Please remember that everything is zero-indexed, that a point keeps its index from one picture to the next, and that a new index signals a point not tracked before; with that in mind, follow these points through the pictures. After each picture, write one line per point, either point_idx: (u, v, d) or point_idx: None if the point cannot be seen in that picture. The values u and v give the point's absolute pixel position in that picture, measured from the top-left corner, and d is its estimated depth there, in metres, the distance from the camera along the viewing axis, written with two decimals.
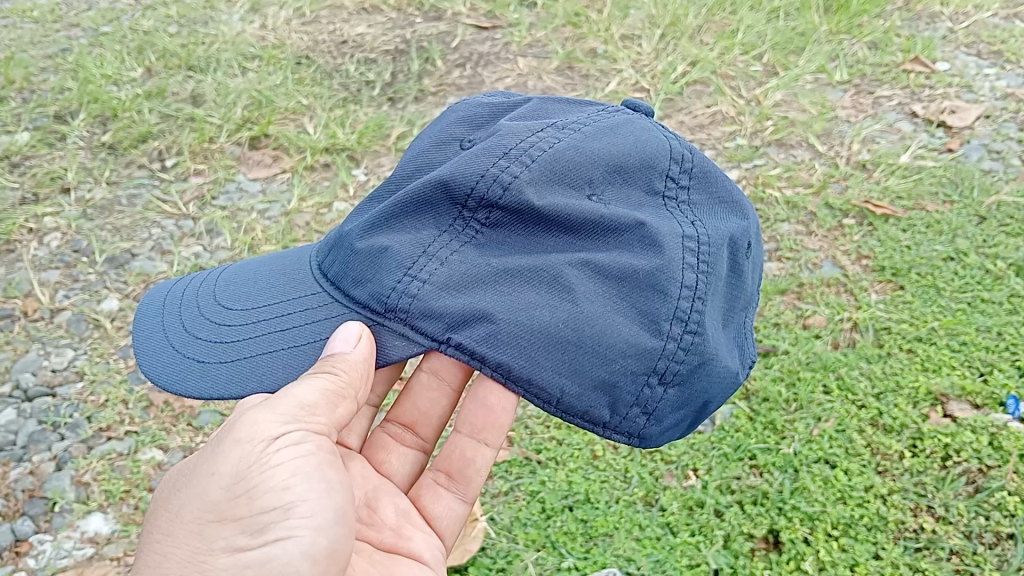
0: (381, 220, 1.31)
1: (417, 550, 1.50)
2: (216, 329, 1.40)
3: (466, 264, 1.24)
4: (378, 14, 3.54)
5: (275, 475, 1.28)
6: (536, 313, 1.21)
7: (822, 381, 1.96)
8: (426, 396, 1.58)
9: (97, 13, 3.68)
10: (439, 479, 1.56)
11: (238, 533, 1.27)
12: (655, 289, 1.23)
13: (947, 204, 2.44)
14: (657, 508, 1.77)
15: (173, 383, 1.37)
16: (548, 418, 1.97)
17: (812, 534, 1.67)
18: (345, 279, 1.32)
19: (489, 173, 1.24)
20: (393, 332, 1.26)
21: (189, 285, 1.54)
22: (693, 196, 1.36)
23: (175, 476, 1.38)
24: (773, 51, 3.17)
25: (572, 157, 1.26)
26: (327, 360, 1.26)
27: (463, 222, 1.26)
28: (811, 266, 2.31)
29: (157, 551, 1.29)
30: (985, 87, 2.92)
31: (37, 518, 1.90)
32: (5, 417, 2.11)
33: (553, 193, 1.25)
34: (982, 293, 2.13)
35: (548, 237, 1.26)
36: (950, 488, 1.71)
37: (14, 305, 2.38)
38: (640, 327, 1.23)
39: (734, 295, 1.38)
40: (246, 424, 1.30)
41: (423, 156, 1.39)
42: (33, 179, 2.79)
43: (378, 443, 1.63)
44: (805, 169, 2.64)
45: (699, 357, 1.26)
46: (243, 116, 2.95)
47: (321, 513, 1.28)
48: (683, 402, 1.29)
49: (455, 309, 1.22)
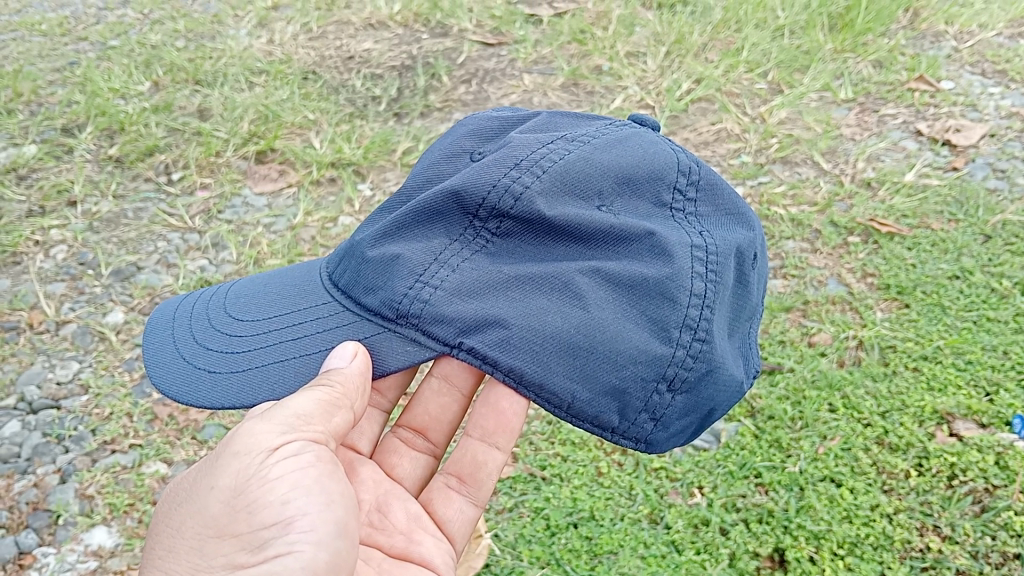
0: (392, 230, 1.32)
1: (427, 556, 1.49)
2: (228, 339, 1.40)
3: (478, 271, 1.25)
4: (385, 29, 3.56)
5: (274, 489, 1.28)
6: (547, 318, 1.21)
7: (827, 399, 1.96)
8: (437, 401, 1.60)
9: (105, 27, 3.70)
10: (450, 482, 1.56)
11: (237, 550, 1.27)
12: (665, 296, 1.23)
13: (952, 223, 2.44)
14: (662, 526, 1.76)
15: (184, 393, 1.36)
16: (552, 434, 1.97)
17: (818, 553, 1.66)
18: (356, 287, 1.33)
19: (500, 183, 1.25)
20: (405, 338, 1.26)
21: (199, 298, 1.54)
22: (700, 209, 1.37)
23: (177, 491, 1.39)
24: (777, 68, 3.18)
25: (582, 169, 1.28)
26: (324, 374, 1.27)
27: (474, 231, 1.27)
28: (816, 284, 2.31)
29: (158, 568, 1.31)
30: (990, 106, 2.93)
31: (41, 531, 1.89)
32: (9, 429, 2.10)
33: (563, 204, 1.26)
34: (988, 311, 2.12)
35: (558, 246, 1.26)
36: (957, 507, 1.71)
37: (19, 317, 2.39)
38: (651, 334, 1.23)
39: (739, 305, 1.39)
40: (243, 438, 1.31)
41: (434, 168, 1.40)
42: (40, 191, 2.80)
43: (390, 447, 1.63)
44: (810, 186, 2.65)
45: (707, 365, 1.26)
46: (249, 131, 2.96)
47: (321, 527, 1.27)
48: (691, 409, 1.28)
49: (467, 315, 1.22)
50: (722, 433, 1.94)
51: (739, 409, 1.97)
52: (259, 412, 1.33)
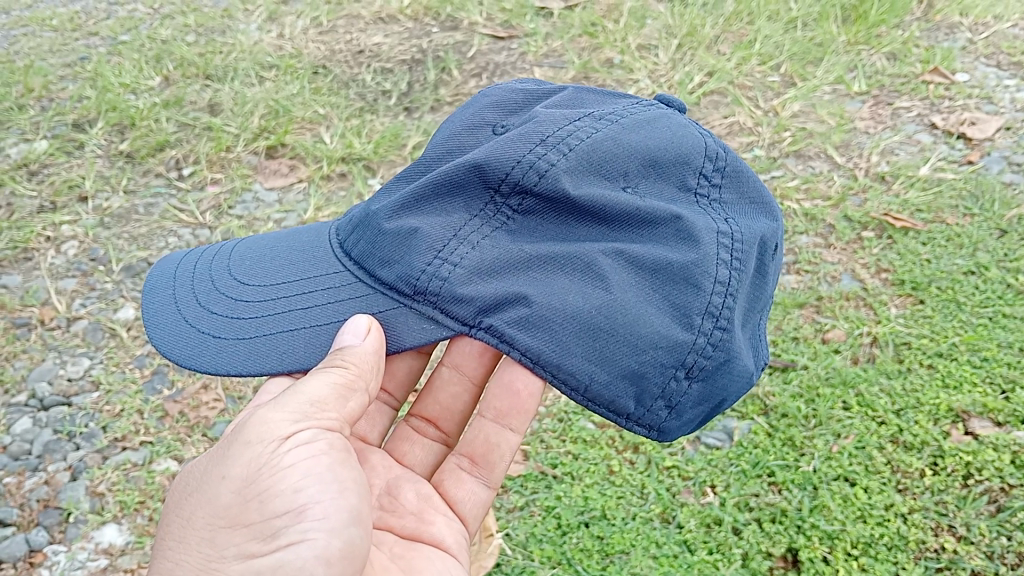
0: (409, 201, 1.30)
1: (439, 536, 1.48)
2: (234, 305, 1.39)
3: (499, 249, 1.24)
4: (395, 23, 3.55)
5: (286, 476, 1.28)
6: (569, 298, 1.20)
7: (841, 397, 1.94)
8: (448, 391, 1.61)
9: (116, 22, 3.70)
10: (462, 463, 1.55)
11: (249, 540, 1.27)
12: (688, 283, 1.22)
13: (968, 217, 2.42)
14: (674, 525, 1.74)
15: (187, 358, 1.35)
16: (563, 432, 1.94)
17: (832, 553, 1.65)
18: (371, 258, 1.32)
19: (525, 159, 1.23)
20: (420, 314, 1.26)
21: (202, 259, 1.53)
22: (724, 195, 1.35)
23: (187, 480, 1.39)
24: (790, 61, 3.17)
25: (610, 149, 1.26)
26: (331, 359, 1.28)
27: (495, 207, 1.26)
28: (829, 279, 2.29)
29: (169, 559, 1.30)
30: (1006, 98, 2.90)
31: (52, 529, 1.90)
32: (21, 425, 2.11)
33: (588, 183, 1.24)
34: (1004, 307, 2.10)
35: (581, 227, 1.25)
36: (972, 507, 1.69)
37: (31, 313, 2.39)
38: (672, 320, 1.22)
39: (758, 295, 1.38)
40: (256, 427, 1.32)
41: (454, 139, 1.39)
42: (51, 187, 2.80)
43: (401, 435, 1.64)
44: (823, 180, 2.63)
45: (726, 354, 1.25)
46: (260, 125, 2.96)
47: (334, 515, 1.26)
48: (705, 398, 1.28)
49: (487, 294, 1.22)
50: (734, 432, 1.92)
51: (752, 406, 1.95)
52: (271, 402, 1.34)
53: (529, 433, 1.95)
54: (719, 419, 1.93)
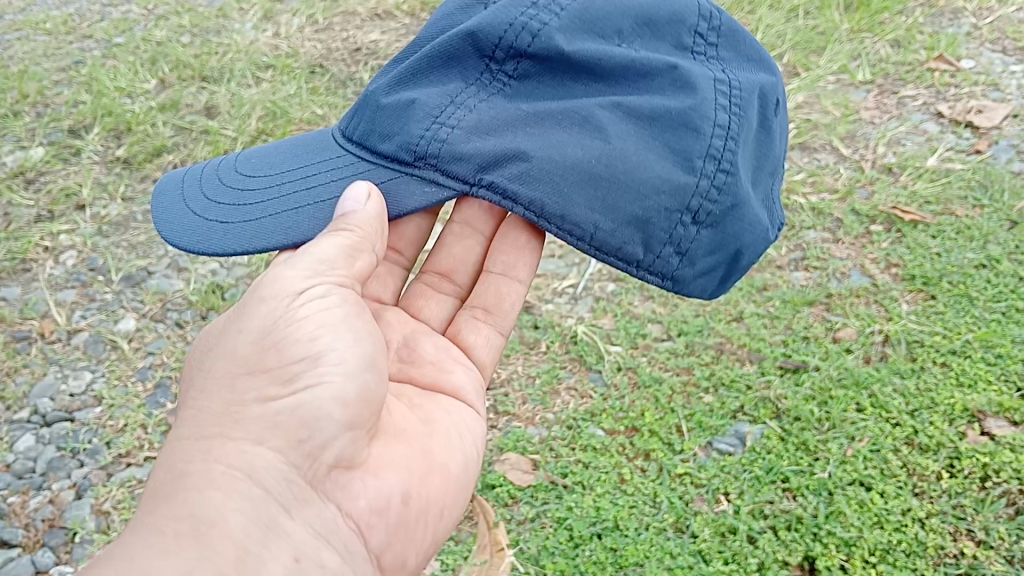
0: (406, 77, 1.39)
1: (457, 386, 1.50)
2: (239, 194, 1.45)
3: (495, 109, 1.33)
4: (392, 20, 3.51)
5: (303, 325, 1.26)
6: (569, 150, 1.29)
7: (855, 398, 1.91)
8: (460, 243, 1.61)
9: (110, 24, 3.66)
10: (475, 314, 1.58)
11: (268, 383, 1.24)
12: (689, 126, 1.33)
13: (977, 208, 2.39)
14: (688, 534, 1.71)
15: (195, 243, 1.41)
16: (572, 440, 1.91)
17: (849, 561, 1.62)
18: (371, 136, 1.38)
19: (517, 22, 1.34)
20: (422, 180, 1.32)
21: (205, 164, 1.58)
22: (720, 53, 1.45)
23: (204, 337, 1.36)
24: (793, 51, 3.12)
25: (602, 7, 1.38)
26: (339, 218, 1.29)
27: (490, 75, 1.36)
28: (839, 276, 2.25)
29: (190, 407, 1.27)
30: (1012, 85, 2.87)
31: (58, 549, 1.87)
32: (24, 442, 2.08)
33: (581, 40, 1.35)
34: (1017, 302, 2.07)
35: (577, 85, 1.35)
36: (991, 510, 1.66)
37: (31, 326, 2.36)
38: (676, 163, 1.33)
39: (764, 151, 1.48)
40: (271, 281, 1.30)
41: (448, 19, 1.45)
42: (48, 195, 2.76)
43: (415, 292, 1.63)
44: (829, 173, 2.59)
45: (732, 198, 1.36)
46: (257, 128, 2.92)
47: (351, 359, 1.26)
48: (717, 244, 1.38)
49: (486, 151, 1.29)
50: (747, 437, 1.88)
51: (763, 410, 1.92)
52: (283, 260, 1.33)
53: (539, 442, 1.93)
54: (731, 424, 1.90)
